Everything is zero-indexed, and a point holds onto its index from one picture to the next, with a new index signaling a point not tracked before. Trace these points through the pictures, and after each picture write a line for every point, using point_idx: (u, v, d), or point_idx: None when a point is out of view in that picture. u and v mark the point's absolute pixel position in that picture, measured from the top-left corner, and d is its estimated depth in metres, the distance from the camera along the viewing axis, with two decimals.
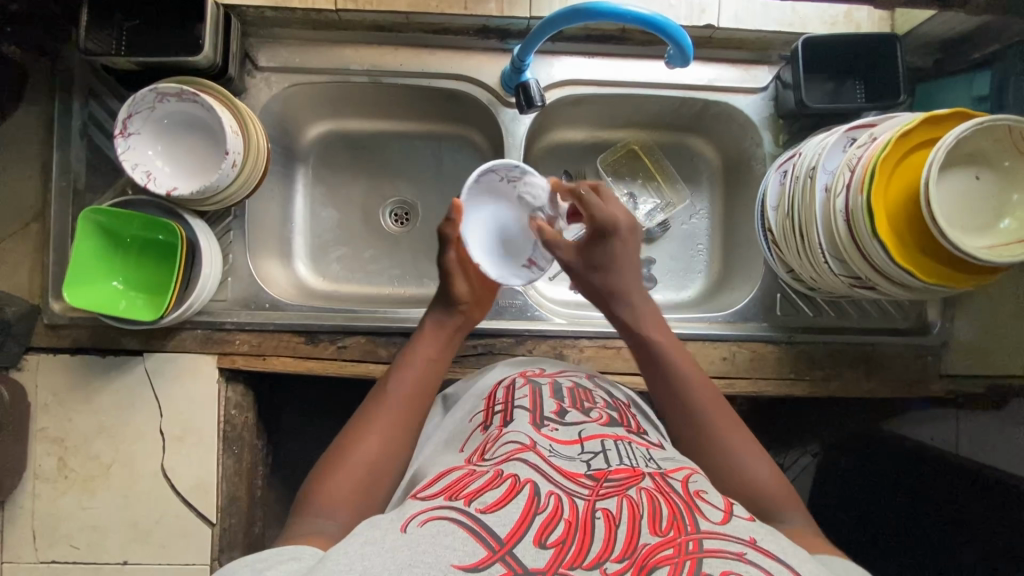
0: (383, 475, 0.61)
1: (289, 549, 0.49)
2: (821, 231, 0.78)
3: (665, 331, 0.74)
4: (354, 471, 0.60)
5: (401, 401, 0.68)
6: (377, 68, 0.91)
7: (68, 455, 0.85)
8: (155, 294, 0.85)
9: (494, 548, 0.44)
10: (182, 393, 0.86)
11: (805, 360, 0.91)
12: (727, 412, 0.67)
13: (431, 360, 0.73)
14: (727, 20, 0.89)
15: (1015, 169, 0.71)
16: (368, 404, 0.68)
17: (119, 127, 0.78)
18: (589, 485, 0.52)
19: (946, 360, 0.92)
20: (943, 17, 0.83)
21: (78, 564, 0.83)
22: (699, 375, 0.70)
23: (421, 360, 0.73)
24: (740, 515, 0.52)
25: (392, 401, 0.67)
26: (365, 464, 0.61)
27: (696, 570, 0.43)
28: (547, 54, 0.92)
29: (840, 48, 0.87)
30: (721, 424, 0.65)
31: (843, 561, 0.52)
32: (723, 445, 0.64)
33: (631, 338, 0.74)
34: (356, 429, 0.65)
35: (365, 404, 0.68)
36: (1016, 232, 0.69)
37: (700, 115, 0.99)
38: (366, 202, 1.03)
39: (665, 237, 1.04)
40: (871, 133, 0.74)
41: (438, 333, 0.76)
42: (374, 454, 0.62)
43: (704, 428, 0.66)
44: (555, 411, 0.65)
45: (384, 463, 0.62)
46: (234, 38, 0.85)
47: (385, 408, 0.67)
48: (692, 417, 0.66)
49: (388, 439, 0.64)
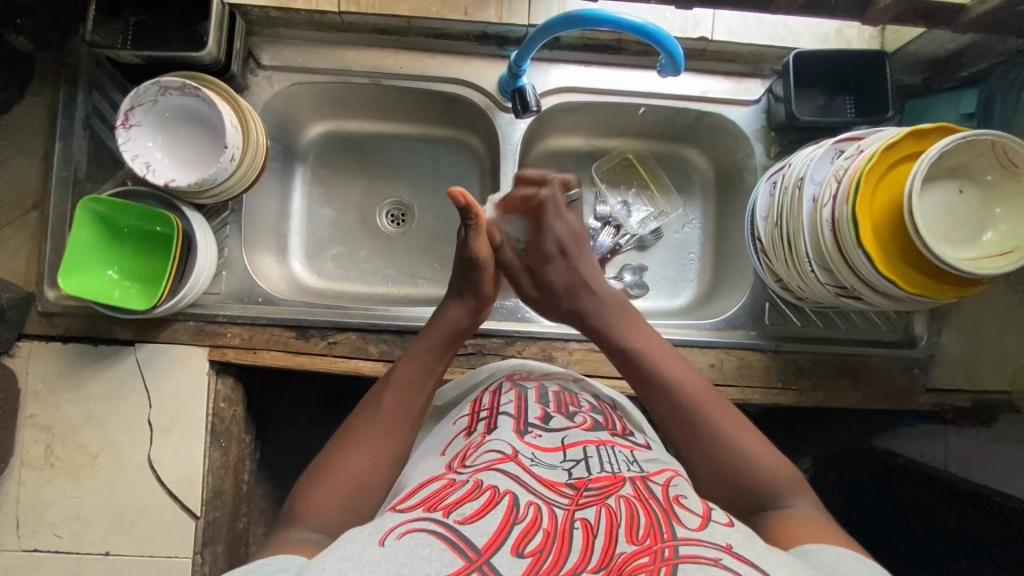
0: (370, 489, 0.60)
1: (279, 559, 0.50)
2: (808, 240, 0.79)
3: (639, 326, 0.75)
4: (344, 486, 0.59)
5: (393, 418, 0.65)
6: (377, 70, 0.93)
7: (56, 443, 0.85)
8: (149, 284, 0.86)
9: (472, 559, 0.45)
10: (171, 384, 0.86)
11: (791, 369, 0.92)
12: (728, 412, 0.66)
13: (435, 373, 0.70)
14: (721, 33, 0.91)
15: (997, 183, 0.72)
16: (357, 416, 0.66)
17: (120, 119, 0.80)
18: (569, 494, 0.53)
19: (931, 375, 0.95)
20: (932, 35, 0.85)
21: (59, 553, 0.83)
22: (687, 373, 0.70)
23: (426, 373, 0.70)
24: (718, 519, 0.51)
25: (385, 415, 0.65)
26: (357, 479, 0.60)
27: None
28: (544, 61, 0.94)
29: (830, 63, 0.89)
30: (724, 425, 0.64)
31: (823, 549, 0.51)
32: (722, 444, 0.63)
33: (604, 339, 0.76)
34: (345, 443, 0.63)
35: (355, 413, 0.67)
36: (999, 245, 0.71)
37: (693, 126, 1.00)
38: (362, 202, 1.04)
39: (658, 245, 1.05)
40: (858, 145, 0.75)
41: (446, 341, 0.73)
42: (366, 471, 0.61)
43: (710, 431, 0.64)
44: (539, 417, 0.65)
45: (374, 481, 0.61)
46: (239, 36, 0.87)
47: (377, 422, 0.64)
48: (698, 425, 0.65)
49: (378, 458, 0.62)
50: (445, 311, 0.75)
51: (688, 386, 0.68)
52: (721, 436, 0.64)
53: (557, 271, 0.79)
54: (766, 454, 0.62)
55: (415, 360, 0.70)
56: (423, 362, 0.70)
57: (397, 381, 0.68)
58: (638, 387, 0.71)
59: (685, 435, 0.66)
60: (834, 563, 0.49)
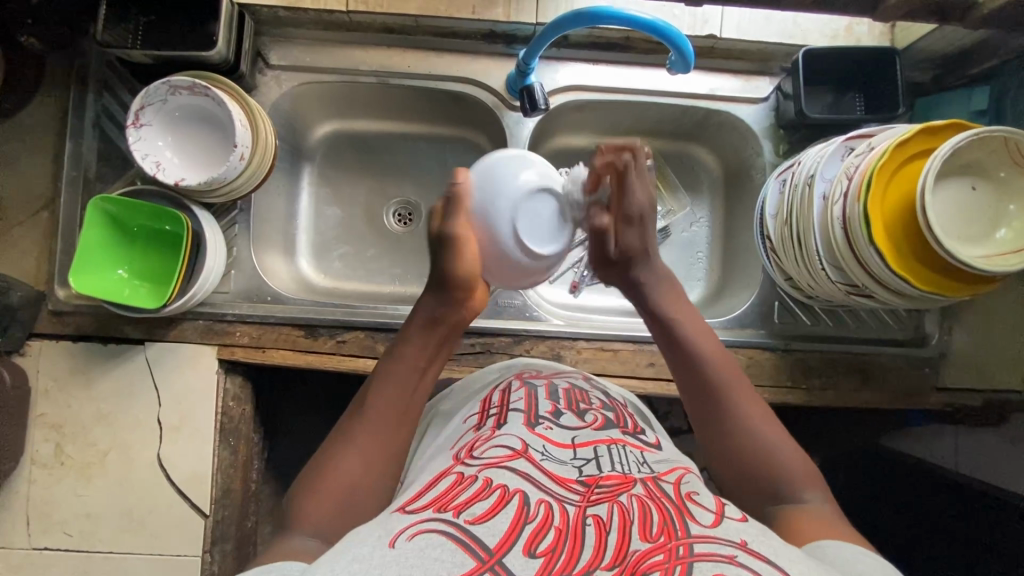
0: (365, 494, 0.59)
1: (278, 565, 0.49)
2: (818, 238, 0.78)
3: (683, 306, 0.73)
4: (332, 490, 0.58)
5: (380, 416, 0.64)
6: (386, 69, 0.94)
7: (66, 442, 0.85)
8: (159, 283, 0.86)
9: (483, 559, 0.44)
10: (180, 382, 0.87)
11: (800, 368, 0.92)
12: (759, 403, 0.65)
13: (416, 373, 0.67)
14: (730, 31, 0.91)
15: (1010, 181, 0.72)
16: (350, 415, 0.65)
17: (131, 118, 0.80)
18: (580, 491, 0.52)
19: (943, 373, 0.92)
20: (943, 32, 0.85)
21: (69, 552, 0.83)
22: (724, 358, 0.69)
23: (405, 373, 0.67)
24: (731, 516, 0.51)
25: (371, 418, 0.63)
26: (348, 485, 0.59)
27: None
28: (552, 60, 0.94)
29: (839, 61, 0.89)
30: (754, 417, 0.64)
31: (836, 547, 0.51)
32: (749, 432, 0.63)
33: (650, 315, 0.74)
34: (338, 444, 0.62)
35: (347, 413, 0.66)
36: (1012, 242, 0.70)
37: (702, 124, 1.00)
38: (370, 201, 1.04)
39: (666, 243, 1.05)
40: (869, 143, 0.74)
41: (427, 334, 0.69)
42: (357, 475, 0.60)
43: (739, 421, 0.64)
44: (549, 411, 0.65)
45: (365, 486, 0.60)
46: (248, 36, 0.87)
47: (365, 425, 0.63)
48: (729, 414, 0.64)
49: (370, 463, 0.61)
50: (422, 303, 0.71)
51: (721, 369, 0.67)
52: (741, 424, 0.64)
53: (618, 243, 0.73)
54: (784, 444, 0.62)
55: (395, 359, 0.68)
56: (402, 362, 0.67)
57: (382, 381, 0.66)
58: (670, 360, 0.71)
59: (716, 420, 0.65)
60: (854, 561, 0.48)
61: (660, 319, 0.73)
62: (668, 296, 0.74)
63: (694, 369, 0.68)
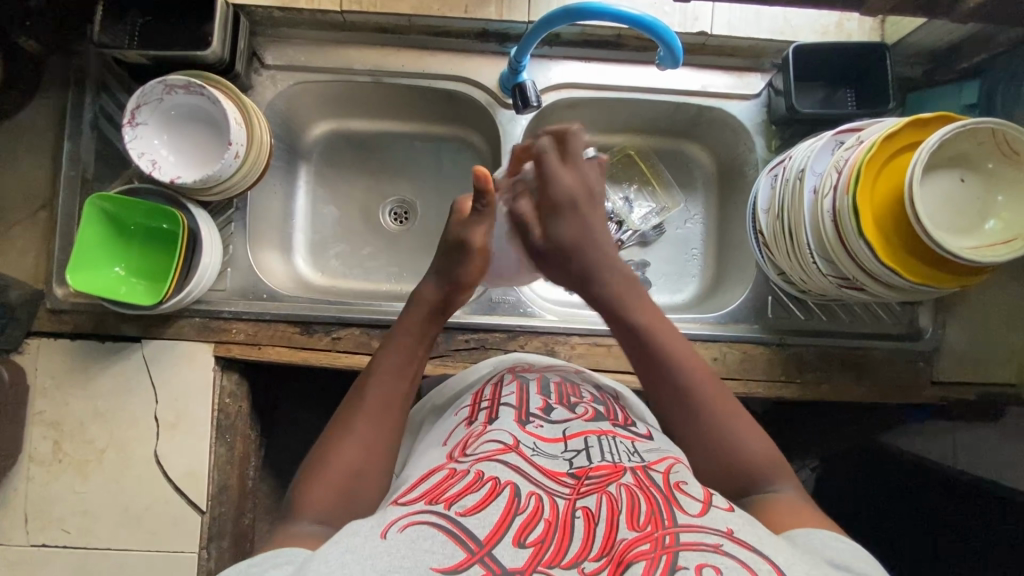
0: (367, 483, 0.59)
1: (285, 552, 0.49)
2: (809, 232, 0.78)
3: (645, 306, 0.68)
4: (336, 478, 0.58)
5: (378, 405, 0.64)
6: (380, 69, 0.95)
7: (64, 439, 0.86)
8: (155, 280, 0.87)
9: (475, 551, 0.44)
10: (177, 379, 0.87)
11: (794, 363, 0.92)
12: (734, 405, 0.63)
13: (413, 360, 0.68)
14: (720, 28, 0.91)
15: (998, 172, 0.72)
16: (348, 407, 0.64)
17: (127, 116, 0.82)
18: (570, 484, 0.53)
19: (937, 367, 0.93)
20: (931, 26, 0.85)
21: (67, 548, 0.84)
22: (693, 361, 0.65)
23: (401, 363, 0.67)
24: (719, 505, 0.51)
25: (373, 407, 0.63)
26: (351, 471, 0.59)
27: (672, 565, 0.43)
28: (544, 58, 0.95)
29: (829, 57, 0.89)
30: (734, 424, 0.61)
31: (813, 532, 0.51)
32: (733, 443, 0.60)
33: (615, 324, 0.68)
34: (338, 434, 0.62)
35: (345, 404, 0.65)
36: (1001, 233, 0.70)
37: (695, 121, 1.01)
38: (366, 200, 1.05)
39: (660, 240, 1.05)
40: (858, 137, 0.75)
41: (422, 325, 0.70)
42: (358, 462, 0.59)
43: (720, 433, 0.61)
44: (540, 407, 0.65)
45: (368, 473, 0.59)
46: (243, 36, 0.88)
47: (366, 415, 0.63)
48: (712, 427, 0.61)
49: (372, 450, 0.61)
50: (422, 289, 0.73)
51: (694, 373, 0.64)
52: (715, 421, 0.61)
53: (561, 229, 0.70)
54: (755, 440, 0.60)
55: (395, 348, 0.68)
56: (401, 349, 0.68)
57: (380, 371, 0.66)
58: (642, 370, 0.66)
59: (699, 435, 0.61)
60: (827, 547, 0.49)
61: (625, 321, 0.67)
62: (627, 296, 0.68)
63: (666, 376, 0.64)
